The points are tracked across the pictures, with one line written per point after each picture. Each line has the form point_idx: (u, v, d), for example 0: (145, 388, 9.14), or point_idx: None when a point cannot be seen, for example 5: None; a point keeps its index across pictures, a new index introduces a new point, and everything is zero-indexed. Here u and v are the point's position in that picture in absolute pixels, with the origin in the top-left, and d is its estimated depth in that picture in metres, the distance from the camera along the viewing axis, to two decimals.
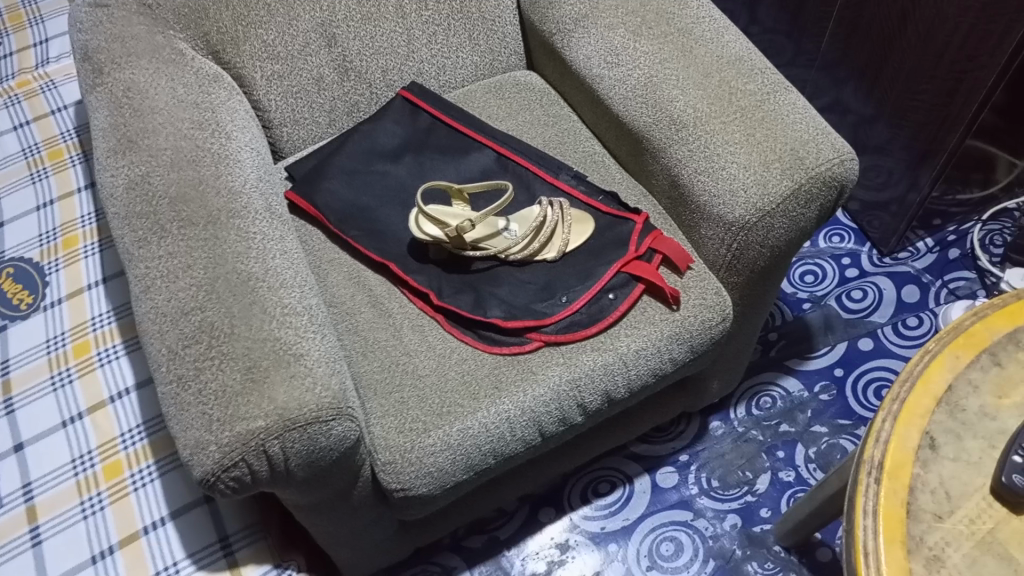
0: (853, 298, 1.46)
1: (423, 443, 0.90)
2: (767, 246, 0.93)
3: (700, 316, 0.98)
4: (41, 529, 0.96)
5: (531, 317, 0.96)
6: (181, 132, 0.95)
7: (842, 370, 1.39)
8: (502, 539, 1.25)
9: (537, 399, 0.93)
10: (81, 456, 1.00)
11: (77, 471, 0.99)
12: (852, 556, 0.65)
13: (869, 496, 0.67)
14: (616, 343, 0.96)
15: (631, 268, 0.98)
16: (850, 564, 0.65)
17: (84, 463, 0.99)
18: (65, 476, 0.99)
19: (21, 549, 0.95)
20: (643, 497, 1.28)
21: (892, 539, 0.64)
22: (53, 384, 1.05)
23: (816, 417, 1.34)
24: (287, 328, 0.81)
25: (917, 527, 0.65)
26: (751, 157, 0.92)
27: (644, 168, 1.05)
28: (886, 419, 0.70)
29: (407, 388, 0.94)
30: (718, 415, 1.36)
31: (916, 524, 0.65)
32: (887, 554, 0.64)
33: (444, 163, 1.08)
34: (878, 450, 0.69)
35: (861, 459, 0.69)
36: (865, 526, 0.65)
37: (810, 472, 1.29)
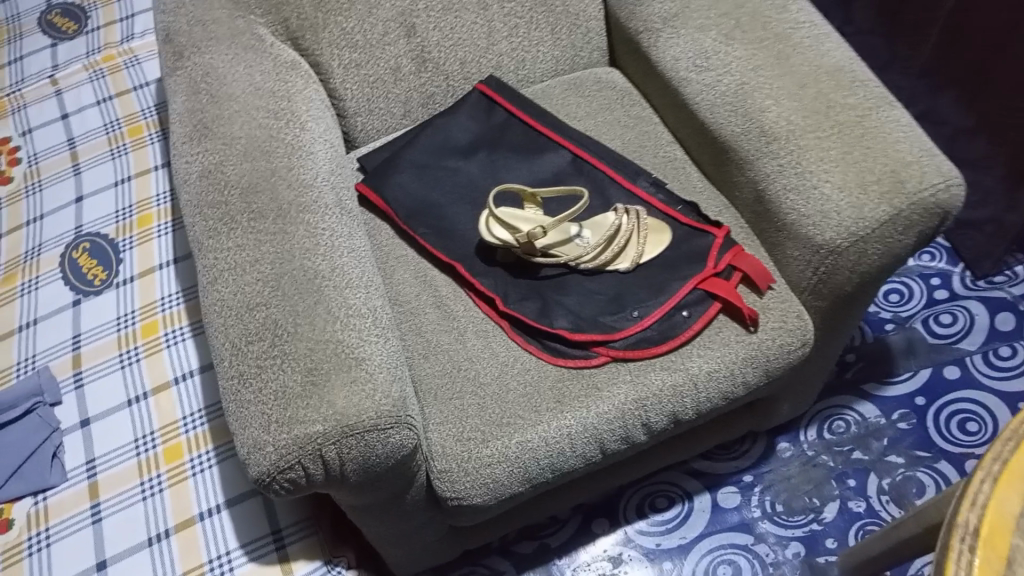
0: (942, 322, 1.38)
1: (481, 453, 0.88)
2: (857, 272, 0.88)
3: (778, 339, 0.93)
4: (102, 507, 0.97)
5: (599, 329, 0.92)
6: (256, 120, 0.94)
7: (923, 399, 1.31)
8: (553, 546, 1.22)
9: (600, 416, 0.90)
10: (144, 436, 1.01)
11: (139, 451, 1.00)
12: None
13: (961, 565, 0.61)
14: (686, 362, 0.92)
15: (708, 285, 0.94)
16: None
17: (146, 443, 1.00)
18: (127, 456, 1.00)
19: (82, 525, 0.96)
20: (702, 516, 1.24)
21: None
22: (121, 362, 1.06)
23: (891, 447, 1.28)
24: (349, 330, 0.79)
25: None
26: (847, 177, 0.86)
27: (727, 178, 0.99)
28: (984, 480, 0.64)
29: (465, 396, 0.91)
30: (786, 436, 1.30)
31: None
32: None
33: (518, 162, 1.05)
34: (974, 515, 0.63)
35: (954, 521, 0.63)
36: None
37: (883, 504, 1.23)
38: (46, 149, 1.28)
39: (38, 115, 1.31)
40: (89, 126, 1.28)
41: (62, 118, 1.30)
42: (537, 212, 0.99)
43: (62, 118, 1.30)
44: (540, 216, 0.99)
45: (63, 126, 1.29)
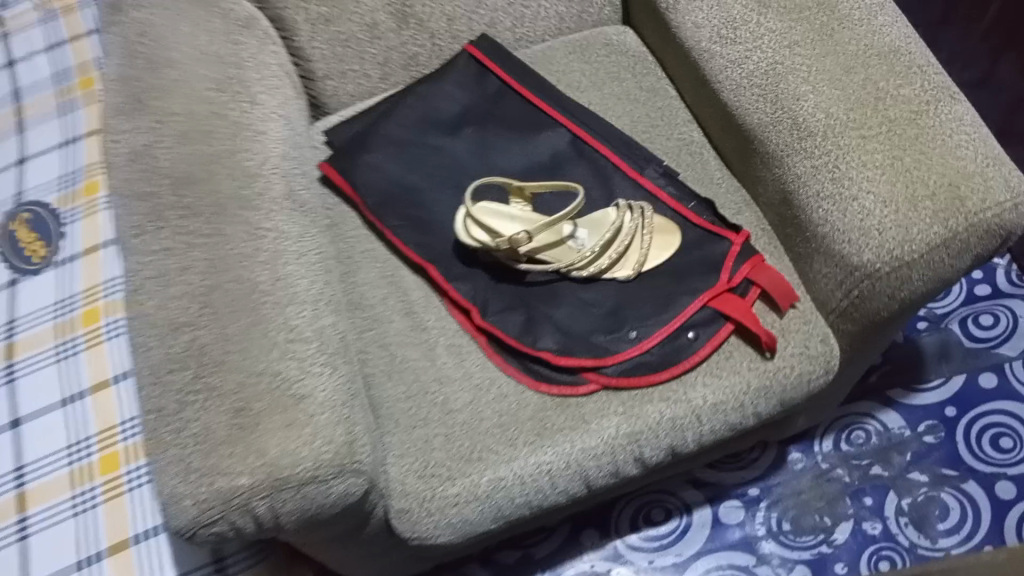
0: (982, 323, 1.23)
1: (446, 491, 0.77)
2: (897, 300, 0.73)
3: (797, 368, 0.81)
4: (30, 522, 0.87)
5: (589, 353, 0.80)
6: (197, 93, 0.79)
7: (954, 410, 1.18)
8: (537, 558, 1.12)
9: (585, 452, 0.78)
10: (79, 442, 0.91)
11: (72, 459, 0.90)
12: None
13: None
14: (688, 392, 0.80)
15: (719, 303, 0.80)
16: None
17: (81, 451, 0.90)
18: (59, 463, 0.90)
19: (8, 542, 0.87)
20: (701, 532, 1.14)
21: None
22: (57, 354, 0.95)
23: (915, 463, 1.15)
24: (289, 360, 0.67)
25: None
26: (894, 188, 0.71)
27: (750, 171, 0.85)
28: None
29: (432, 425, 0.79)
30: (799, 445, 1.18)
31: None
32: None
33: (509, 142, 0.91)
34: None
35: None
36: None
37: (901, 527, 1.12)
38: None
39: None
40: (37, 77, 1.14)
41: (7, 66, 1.16)
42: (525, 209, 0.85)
43: (7, 65, 1.16)
44: (527, 215, 0.85)
45: (8, 75, 1.15)
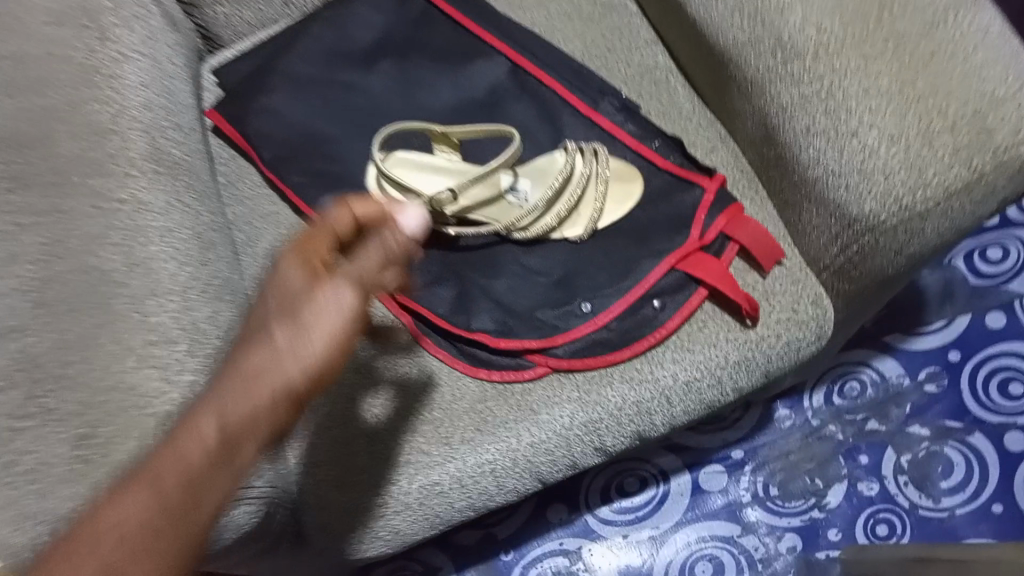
0: (988, 258, 1.10)
1: (370, 500, 0.66)
2: (905, 255, 0.61)
3: (784, 336, 0.68)
4: None
5: (534, 333, 0.68)
6: (34, 31, 0.63)
7: (958, 354, 1.06)
8: (499, 538, 1.03)
9: (534, 446, 0.66)
10: None
11: None
12: None
13: None
14: (654, 370, 0.67)
15: (689, 265, 0.67)
16: None
17: None
18: None
19: None
20: (680, 501, 1.03)
21: None
22: None
23: (915, 415, 1.04)
24: (149, 370, 0.54)
25: None
26: (905, 121, 0.57)
27: (726, 103, 0.71)
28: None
29: (351, 424, 0.67)
30: (787, 400, 1.06)
31: None
32: None
33: (435, 75, 0.75)
34: None
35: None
36: None
37: (900, 487, 1.02)
38: None
39: None
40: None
41: None
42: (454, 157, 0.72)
43: None
44: (457, 164, 0.71)
45: None
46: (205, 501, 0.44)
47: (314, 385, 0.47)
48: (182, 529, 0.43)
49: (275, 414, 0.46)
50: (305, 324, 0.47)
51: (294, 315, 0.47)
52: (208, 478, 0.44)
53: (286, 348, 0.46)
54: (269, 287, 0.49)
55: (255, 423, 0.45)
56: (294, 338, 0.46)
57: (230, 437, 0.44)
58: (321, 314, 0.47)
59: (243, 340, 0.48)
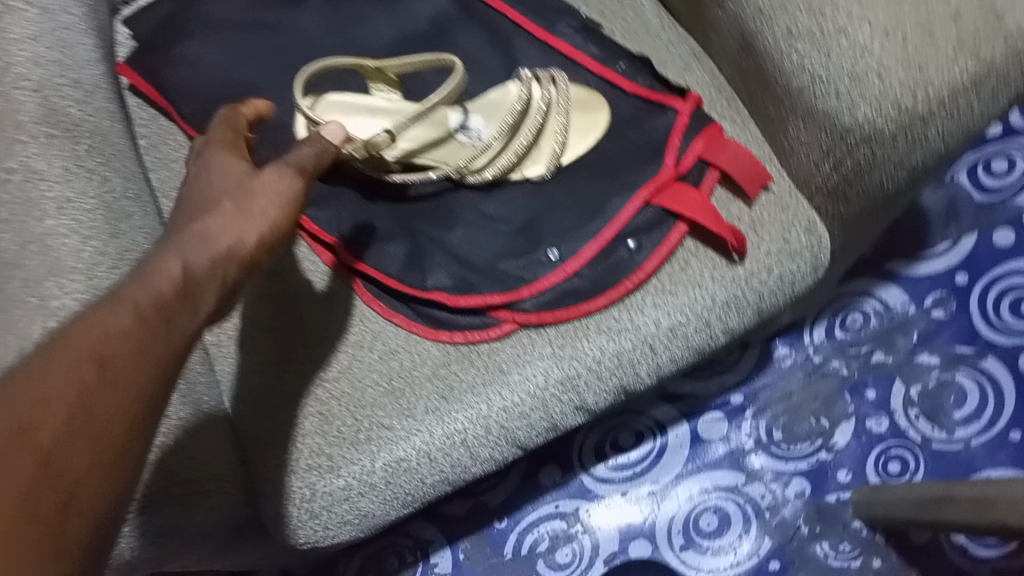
0: (993, 171, 1.03)
1: (328, 485, 0.59)
2: (907, 167, 0.54)
3: (776, 270, 0.61)
4: None
5: (496, 287, 0.61)
6: None
7: (965, 276, 0.99)
8: (491, 506, 0.97)
9: (506, 412, 0.60)
10: None
11: None
12: None
13: None
14: (634, 318, 0.61)
15: (665, 199, 0.60)
16: None
17: None
18: None
19: None
20: (679, 453, 0.97)
21: None
22: None
23: (923, 344, 0.98)
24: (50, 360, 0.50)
25: None
26: (901, 13, 0.49)
27: (699, 14, 0.63)
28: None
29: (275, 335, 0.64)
30: (786, 338, 1.00)
31: None
32: None
33: (371, 9, 0.68)
34: None
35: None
36: None
37: (911, 420, 0.96)
38: None
39: None
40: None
41: None
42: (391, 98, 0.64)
43: None
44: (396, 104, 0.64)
45: None
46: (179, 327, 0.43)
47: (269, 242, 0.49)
48: (160, 339, 0.41)
49: (240, 263, 0.47)
50: (256, 189, 0.49)
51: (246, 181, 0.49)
52: (180, 306, 0.43)
53: (244, 207, 0.48)
54: (208, 173, 0.51)
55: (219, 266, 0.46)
56: (245, 207, 0.48)
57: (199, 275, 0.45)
58: (269, 183, 0.49)
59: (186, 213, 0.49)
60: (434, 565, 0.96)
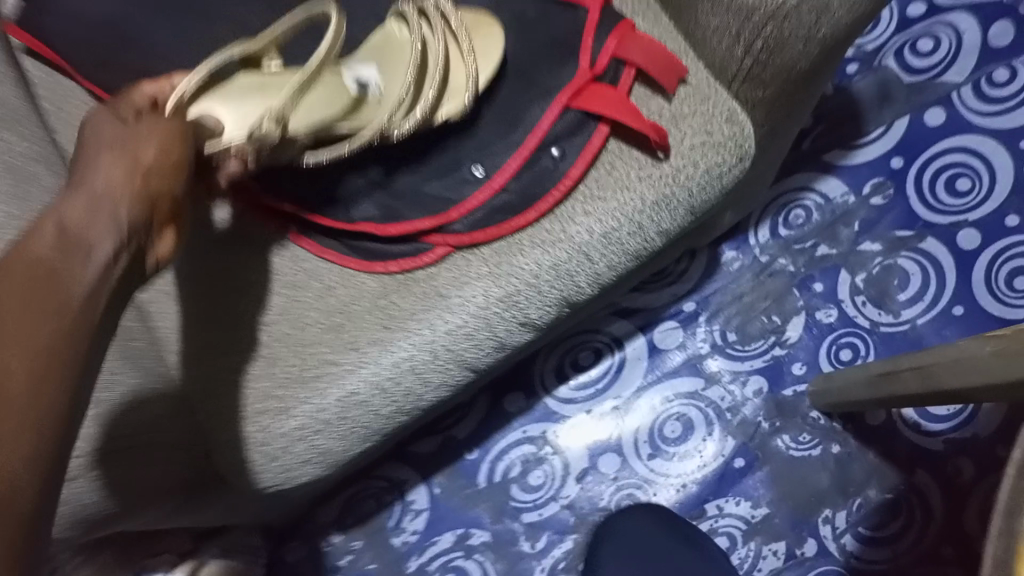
0: (921, 51, 1.03)
1: (287, 425, 0.61)
2: (815, 42, 0.54)
3: (702, 163, 0.60)
4: None
5: (425, 213, 0.61)
6: None
7: (901, 160, 1.01)
8: (460, 439, 0.98)
9: (451, 333, 0.60)
10: None
11: None
12: None
13: None
14: (566, 228, 0.60)
15: (584, 102, 0.59)
16: None
17: None
18: None
19: None
20: (638, 366, 0.99)
21: None
22: None
23: (866, 231, 0.99)
24: None
25: None
26: None
27: None
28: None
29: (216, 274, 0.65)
30: (733, 242, 1.01)
31: None
32: None
33: None
34: None
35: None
36: None
37: (859, 308, 0.98)
38: None
39: None
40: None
41: None
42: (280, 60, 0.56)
43: None
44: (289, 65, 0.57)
45: None
46: (78, 276, 0.42)
47: (162, 179, 0.48)
48: (61, 285, 0.41)
49: (131, 197, 0.46)
50: (130, 137, 0.49)
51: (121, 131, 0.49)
52: (70, 259, 0.42)
53: (128, 144, 0.48)
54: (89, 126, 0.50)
55: (106, 204, 0.46)
56: (121, 150, 0.48)
57: (84, 222, 0.45)
58: (144, 131, 0.49)
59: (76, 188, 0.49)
60: (411, 502, 0.97)
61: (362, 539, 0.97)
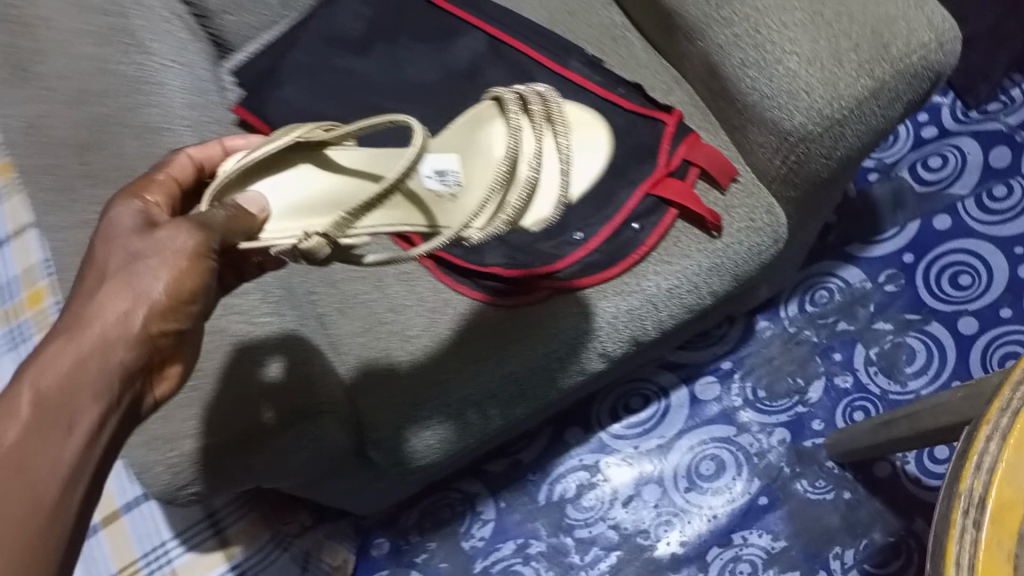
0: (930, 167, 1.23)
1: (417, 416, 0.78)
2: (834, 159, 0.74)
3: (746, 242, 0.80)
4: None
5: (538, 262, 0.81)
6: (81, 52, 0.73)
7: (912, 256, 1.20)
8: (525, 462, 1.16)
9: (549, 356, 0.79)
10: None
11: None
12: (937, 553, 0.51)
13: (962, 527, 0.50)
14: (641, 282, 0.80)
15: (660, 190, 0.80)
16: (932, 559, 0.52)
17: None
18: None
19: None
20: (680, 412, 1.16)
21: (1001, 529, 0.50)
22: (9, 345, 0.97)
23: (879, 313, 1.18)
24: (233, 316, 0.69)
25: None
26: (818, 45, 0.70)
27: (676, 48, 0.83)
28: (1019, 392, 0.52)
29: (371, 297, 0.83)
30: (766, 313, 1.20)
31: None
32: (985, 552, 0.49)
33: (423, 51, 0.87)
34: (994, 439, 0.52)
35: (965, 460, 0.53)
36: (963, 528, 0.50)
37: (871, 377, 1.15)
38: None
39: None
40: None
41: None
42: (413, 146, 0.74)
43: None
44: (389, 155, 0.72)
45: None
46: (72, 425, 0.46)
47: (163, 319, 0.53)
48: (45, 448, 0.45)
49: (127, 341, 0.51)
50: (134, 267, 0.52)
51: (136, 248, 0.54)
52: (60, 415, 0.46)
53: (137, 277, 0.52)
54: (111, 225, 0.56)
55: (106, 350, 0.50)
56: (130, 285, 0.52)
57: (66, 388, 0.47)
58: (159, 246, 0.53)
59: (66, 314, 0.52)
60: (480, 512, 1.15)
61: (436, 541, 1.14)
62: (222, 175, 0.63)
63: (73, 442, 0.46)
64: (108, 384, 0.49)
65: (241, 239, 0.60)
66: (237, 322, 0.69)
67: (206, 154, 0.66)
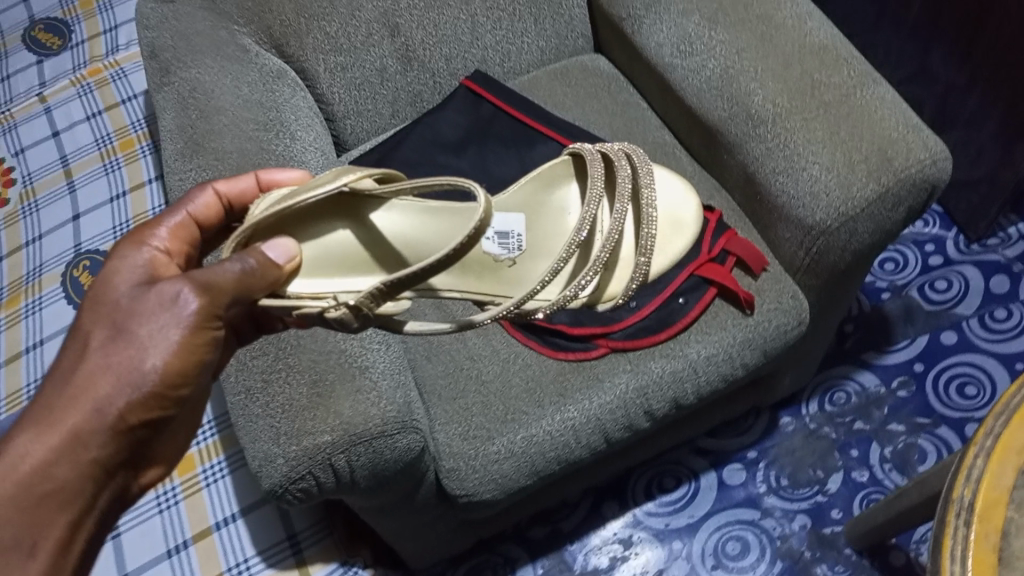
0: (937, 289, 1.38)
1: (487, 450, 0.90)
2: (848, 252, 0.89)
3: (775, 321, 0.94)
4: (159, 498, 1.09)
5: (599, 322, 0.95)
6: (245, 134, 0.93)
7: (922, 365, 1.32)
8: (564, 532, 1.25)
9: (603, 406, 0.91)
10: (164, 492, 1.09)
11: (161, 506, 1.08)
12: (936, 548, 0.63)
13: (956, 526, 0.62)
14: (684, 349, 0.93)
15: (704, 270, 0.94)
16: (931, 553, 0.63)
17: (168, 499, 1.09)
18: (151, 513, 1.08)
19: (149, 515, 1.08)
20: (710, 493, 1.26)
21: (986, 525, 0.62)
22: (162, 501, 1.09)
23: (893, 414, 1.29)
24: (350, 340, 0.82)
25: (1014, 538, 0.61)
26: (835, 157, 0.87)
27: (717, 161, 1.01)
28: (999, 421, 0.65)
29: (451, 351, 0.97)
30: (789, 409, 1.31)
31: (1010, 540, 0.61)
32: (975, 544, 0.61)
33: (507, 154, 1.06)
34: (981, 456, 0.64)
35: (957, 475, 0.65)
36: (956, 527, 0.62)
37: (886, 472, 1.25)
38: (75, 150, 1.33)
39: (69, 142, 1.34)
40: (95, 185, 1.30)
41: (53, 135, 1.35)
42: (510, 199, 0.91)
43: (53, 135, 1.35)
44: (450, 211, 0.83)
45: (55, 144, 1.34)
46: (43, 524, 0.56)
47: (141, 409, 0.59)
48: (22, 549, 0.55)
49: (105, 435, 0.58)
50: (113, 362, 0.58)
51: (119, 337, 0.59)
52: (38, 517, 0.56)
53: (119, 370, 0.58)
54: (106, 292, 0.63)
55: (81, 446, 0.57)
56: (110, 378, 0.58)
57: (36, 495, 0.56)
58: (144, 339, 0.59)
59: (51, 390, 0.59)
60: None
61: None
62: (251, 220, 0.70)
63: (42, 549, 0.56)
64: (84, 478, 0.58)
65: (262, 290, 0.67)
66: (352, 343, 0.82)
67: (237, 193, 0.78)
